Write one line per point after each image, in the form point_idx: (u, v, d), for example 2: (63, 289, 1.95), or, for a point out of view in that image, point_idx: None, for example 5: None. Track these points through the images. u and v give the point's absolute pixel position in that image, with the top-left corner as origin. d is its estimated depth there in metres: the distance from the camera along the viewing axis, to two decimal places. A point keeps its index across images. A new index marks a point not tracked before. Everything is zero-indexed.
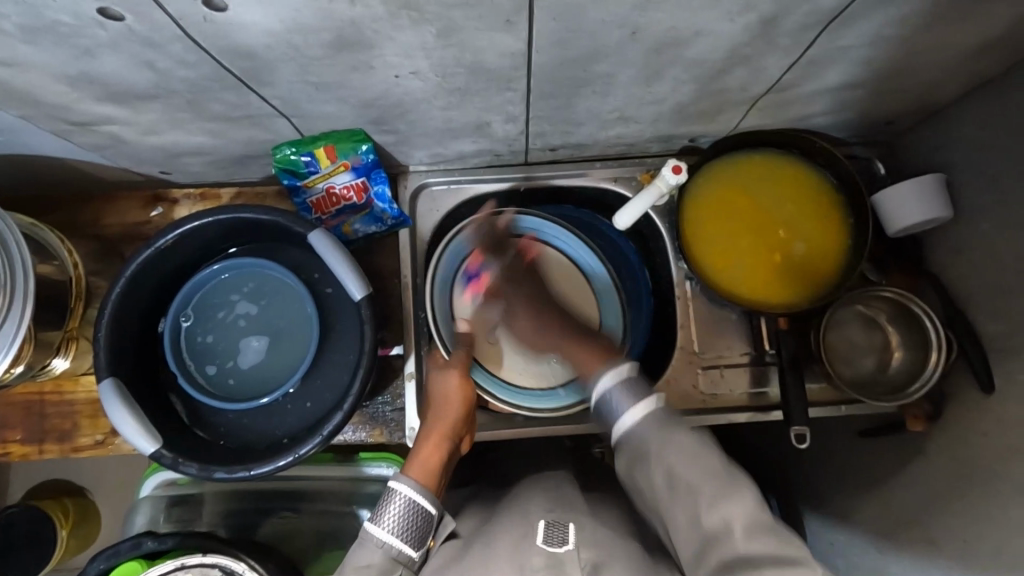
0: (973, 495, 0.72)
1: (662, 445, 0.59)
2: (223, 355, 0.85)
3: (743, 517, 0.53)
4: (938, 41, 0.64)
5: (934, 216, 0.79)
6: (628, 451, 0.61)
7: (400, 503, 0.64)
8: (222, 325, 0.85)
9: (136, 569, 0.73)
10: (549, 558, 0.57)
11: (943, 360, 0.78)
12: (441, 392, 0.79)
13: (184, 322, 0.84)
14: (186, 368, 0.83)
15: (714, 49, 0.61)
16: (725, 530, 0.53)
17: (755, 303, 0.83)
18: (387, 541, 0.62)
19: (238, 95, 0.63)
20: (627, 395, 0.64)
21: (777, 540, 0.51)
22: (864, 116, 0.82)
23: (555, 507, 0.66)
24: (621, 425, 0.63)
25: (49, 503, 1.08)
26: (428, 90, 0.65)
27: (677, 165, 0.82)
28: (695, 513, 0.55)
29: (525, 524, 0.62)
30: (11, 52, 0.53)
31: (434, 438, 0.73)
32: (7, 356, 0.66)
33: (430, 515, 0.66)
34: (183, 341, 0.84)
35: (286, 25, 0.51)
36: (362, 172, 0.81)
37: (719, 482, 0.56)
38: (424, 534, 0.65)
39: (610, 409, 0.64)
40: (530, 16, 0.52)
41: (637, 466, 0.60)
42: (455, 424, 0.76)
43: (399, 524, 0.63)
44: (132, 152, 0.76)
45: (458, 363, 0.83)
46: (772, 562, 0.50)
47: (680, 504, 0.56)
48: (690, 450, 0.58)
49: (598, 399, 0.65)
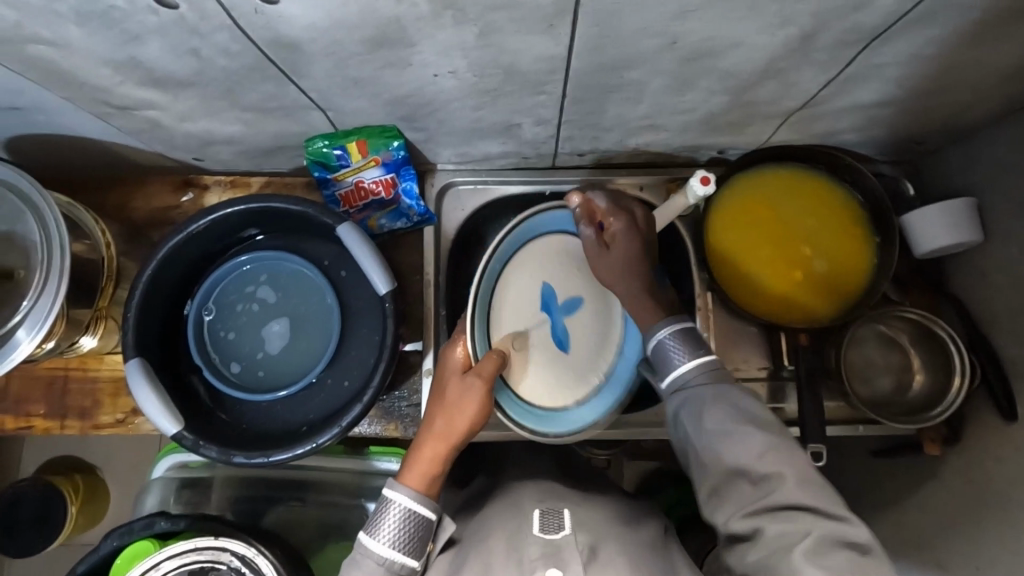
0: (989, 521, 0.71)
1: (720, 397, 0.62)
2: (249, 349, 0.85)
3: (796, 470, 0.56)
4: (976, 63, 0.64)
5: (962, 241, 0.79)
6: (681, 397, 0.64)
7: (397, 513, 0.66)
8: (242, 318, 0.86)
9: (149, 549, 0.73)
10: (546, 546, 0.60)
11: (966, 385, 0.76)
12: (455, 398, 0.73)
13: (206, 316, 0.86)
14: (211, 362, 0.85)
15: (750, 61, 0.61)
16: (776, 479, 0.56)
17: (775, 316, 0.84)
18: (387, 556, 0.64)
19: (276, 87, 0.64)
20: (684, 346, 0.67)
21: (822, 494, 0.55)
22: (895, 134, 0.82)
23: (548, 497, 0.70)
24: (676, 371, 0.66)
25: (61, 479, 1.10)
26: (462, 89, 0.65)
27: (706, 176, 0.76)
28: (742, 460, 0.57)
29: (519, 516, 0.66)
30: (64, 34, 0.54)
31: (434, 443, 0.70)
32: (40, 332, 0.68)
33: (428, 521, 0.67)
34: (206, 335, 0.85)
35: (331, 19, 0.52)
36: (391, 168, 0.81)
37: (773, 433, 0.58)
38: (424, 541, 0.66)
39: (666, 356, 0.68)
40: (571, 20, 0.53)
41: (688, 414, 0.63)
42: (461, 436, 0.71)
43: (395, 535, 0.65)
44: (169, 137, 0.77)
45: (485, 372, 0.74)
46: (813, 512, 0.54)
47: (725, 447, 0.58)
48: (750, 404, 0.61)
49: (654, 344, 0.69)
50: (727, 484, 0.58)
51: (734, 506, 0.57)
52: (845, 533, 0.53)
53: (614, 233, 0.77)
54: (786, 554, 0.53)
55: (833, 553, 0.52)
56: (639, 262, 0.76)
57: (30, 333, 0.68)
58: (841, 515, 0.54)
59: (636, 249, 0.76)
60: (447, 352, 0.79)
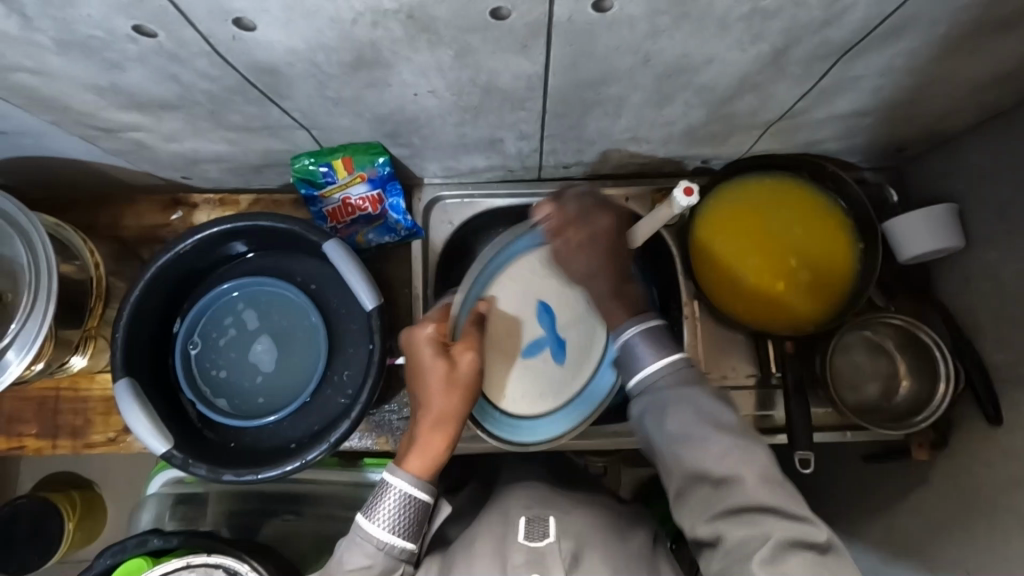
0: (978, 525, 0.71)
1: (684, 399, 0.64)
2: (239, 376, 0.86)
3: (756, 475, 0.59)
4: (948, 73, 0.65)
5: (943, 245, 0.79)
6: (645, 400, 0.66)
7: (395, 496, 0.65)
8: (229, 345, 0.87)
9: (143, 566, 0.73)
10: (530, 553, 0.60)
11: (952, 390, 0.78)
12: (449, 378, 0.69)
13: (192, 349, 0.86)
14: (202, 394, 0.85)
15: (726, 76, 0.62)
16: (737, 483, 0.58)
17: (762, 325, 0.84)
18: (386, 541, 0.64)
19: (259, 108, 0.65)
20: (651, 346, 0.68)
21: (783, 494, 0.58)
22: (876, 142, 0.83)
23: (534, 503, 0.70)
24: (642, 372, 0.67)
25: (58, 495, 1.10)
26: (443, 107, 0.66)
27: (689, 187, 0.73)
28: (704, 465, 0.60)
29: (505, 524, 0.66)
30: (44, 62, 0.55)
31: (441, 430, 0.68)
32: (28, 354, 0.69)
33: (426, 502, 0.67)
34: (196, 368, 0.86)
35: (308, 44, 0.52)
36: (378, 184, 0.82)
37: (734, 439, 0.61)
38: (421, 524, 0.66)
39: (633, 356, 0.68)
40: (545, 40, 0.54)
41: (652, 417, 0.65)
42: (462, 414, 0.70)
43: (394, 520, 0.65)
44: (155, 157, 0.78)
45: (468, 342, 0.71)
46: (777, 514, 0.57)
47: (689, 455, 0.61)
48: (710, 408, 0.63)
49: (620, 344, 0.69)
50: (690, 488, 0.61)
51: (697, 508, 0.60)
52: (803, 535, 0.55)
53: (574, 245, 0.75)
54: (747, 560, 0.55)
55: (791, 555, 0.55)
56: (602, 266, 0.75)
57: (19, 355, 0.68)
58: (803, 516, 0.57)
59: (600, 255, 0.75)
60: (414, 329, 0.72)
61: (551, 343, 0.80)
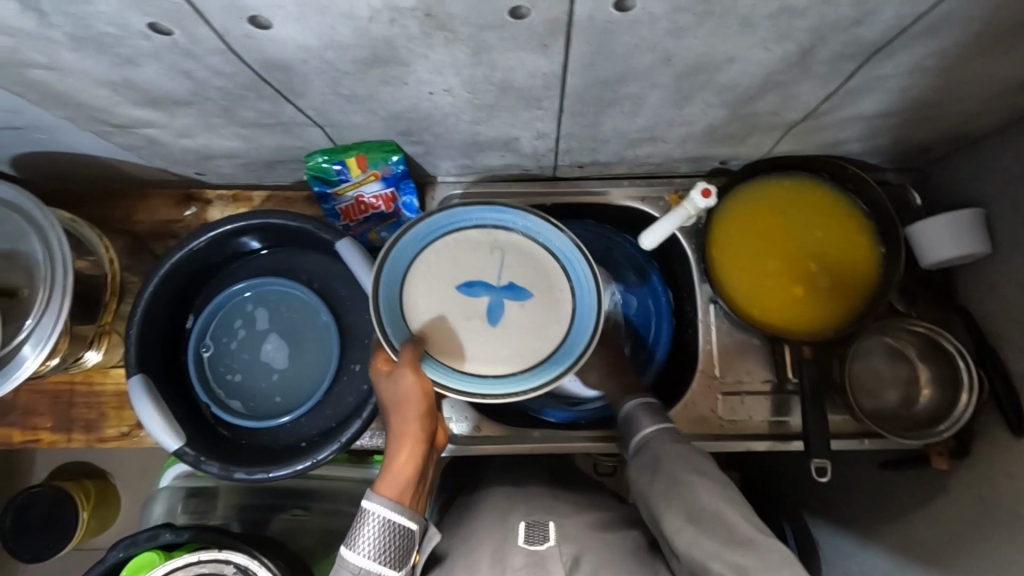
0: (1001, 536, 0.70)
1: (678, 452, 0.67)
2: (252, 378, 0.86)
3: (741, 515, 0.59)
4: (981, 73, 0.63)
5: (970, 252, 0.77)
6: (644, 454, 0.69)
7: (374, 525, 0.60)
8: (241, 347, 0.87)
9: (154, 560, 0.73)
10: (530, 556, 0.60)
11: (974, 400, 0.75)
12: (397, 396, 0.66)
13: (205, 352, 0.86)
14: (216, 397, 0.85)
15: (748, 76, 0.60)
16: (723, 517, 0.58)
17: (782, 329, 0.81)
18: (362, 568, 0.59)
19: (273, 105, 0.64)
20: (650, 413, 0.75)
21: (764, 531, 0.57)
22: (899, 144, 0.81)
23: (535, 509, 0.69)
24: (640, 433, 0.72)
25: (72, 485, 1.11)
26: (458, 105, 0.65)
27: (707, 188, 0.79)
28: (696, 499, 0.61)
29: (503, 527, 0.65)
30: (58, 58, 0.55)
31: (408, 449, 0.64)
32: (44, 349, 0.69)
33: (409, 529, 0.62)
34: (209, 370, 0.86)
35: (323, 41, 0.52)
36: (391, 182, 0.81)
37: (725, 490, 0.62)
38: (406, 552, 0.61)
39: (634, 422, 0.75)
40: (565, 38, 0.52)
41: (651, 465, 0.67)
42: (424, 427, 0.66)
43: (376, 547, 0.60)
44: (169, 153, 0.78)
45: (408, 357, 0.67)
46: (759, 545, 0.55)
47: (685, 489, 0.62)
48: (702, 462, 0.65)
49: (624, 412, 0.77)
50: (678, 520, 0.60)
51: (685, 535, 0.58)
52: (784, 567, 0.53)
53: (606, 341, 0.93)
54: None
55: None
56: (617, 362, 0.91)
57: (36, 349, 0.69)
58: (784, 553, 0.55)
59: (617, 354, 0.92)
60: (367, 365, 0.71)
61: (502, 296, 0.74)
